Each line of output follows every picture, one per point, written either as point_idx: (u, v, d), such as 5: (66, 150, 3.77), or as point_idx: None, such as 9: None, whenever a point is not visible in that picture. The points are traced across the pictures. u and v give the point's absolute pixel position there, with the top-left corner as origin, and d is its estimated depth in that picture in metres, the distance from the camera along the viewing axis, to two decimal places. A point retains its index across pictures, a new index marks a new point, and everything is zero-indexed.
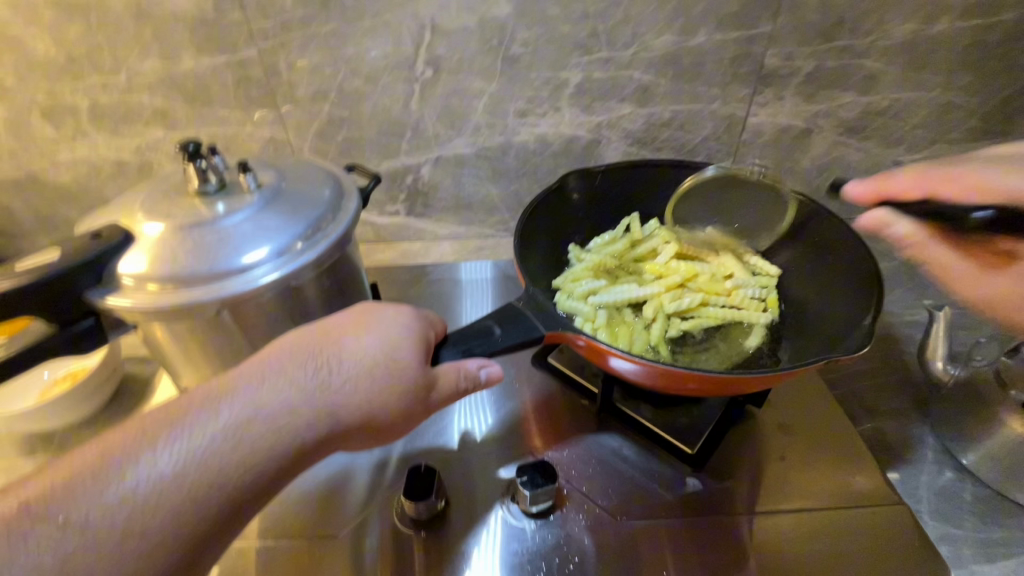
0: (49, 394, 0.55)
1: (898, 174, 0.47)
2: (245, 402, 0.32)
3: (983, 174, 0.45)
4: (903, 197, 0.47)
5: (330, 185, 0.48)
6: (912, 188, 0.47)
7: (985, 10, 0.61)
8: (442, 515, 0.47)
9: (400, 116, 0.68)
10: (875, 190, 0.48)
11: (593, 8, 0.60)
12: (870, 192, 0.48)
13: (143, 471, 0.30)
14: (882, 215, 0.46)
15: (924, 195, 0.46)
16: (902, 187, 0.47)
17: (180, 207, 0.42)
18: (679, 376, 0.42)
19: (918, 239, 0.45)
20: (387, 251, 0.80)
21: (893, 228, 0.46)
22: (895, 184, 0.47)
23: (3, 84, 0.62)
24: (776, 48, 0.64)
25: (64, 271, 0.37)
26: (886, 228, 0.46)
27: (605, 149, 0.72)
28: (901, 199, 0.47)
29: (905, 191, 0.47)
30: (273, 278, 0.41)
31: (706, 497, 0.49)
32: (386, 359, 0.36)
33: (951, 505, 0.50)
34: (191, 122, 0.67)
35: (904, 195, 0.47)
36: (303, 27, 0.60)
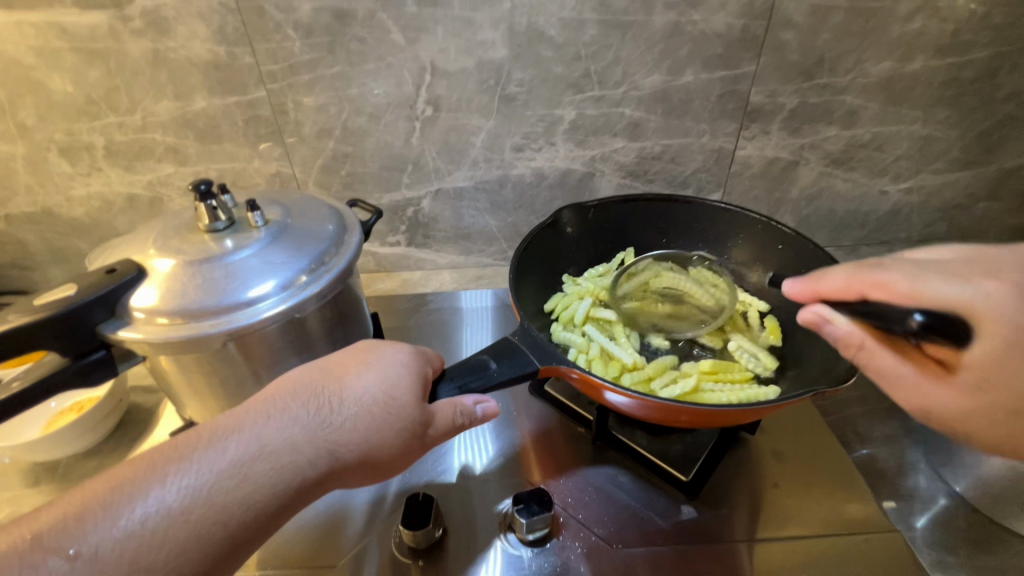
0: (55, 424, 0.56)
1: (836, 271, 0.42)
2: (252, 439, 0.34)
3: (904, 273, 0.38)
4: (834, 294, 0.41)
5: (333, 220, 0.50)
6: (846, 289, 0.41)
7: (957, 49, 0.64)
8: (440, 544, 0.47)
9: (401, 151, 0.71)
10: (812, 288, 0.43)
11: (585, 51, 0.63)
12: (807, 290, 0.43)
13: (150, 505, 0.30)
14: (822, 314, 0.41)
15: (857, 296, 0.40)
16: (836, 286, 0.41)
17: (190, 243, 0.44)
18: (671, 409, 0.43)
19: (851, 342, 0.39)
20: (388, 281, 0.82)
21: (833, 326, 0.40)
22: (832, 281, 0.41)
23: (23, 125, 0.65)
24: (760, 86, 0.67)
25: (79, 305, 0.39)
26: (828, 330, 0.40)
27: (600, 181, 0.75)
28: (839, 298, 0.41)
29: (840, 290, 0.41)
30: (278, 311, 0.43)
31: (702, 525, 0.49)
32: (385, 397, 0.37)
33: (945, 532, 0.50)
34: (202, 158, 0.70)
35: (836, 298, 0.41)
36: (310, 69, 0.63)
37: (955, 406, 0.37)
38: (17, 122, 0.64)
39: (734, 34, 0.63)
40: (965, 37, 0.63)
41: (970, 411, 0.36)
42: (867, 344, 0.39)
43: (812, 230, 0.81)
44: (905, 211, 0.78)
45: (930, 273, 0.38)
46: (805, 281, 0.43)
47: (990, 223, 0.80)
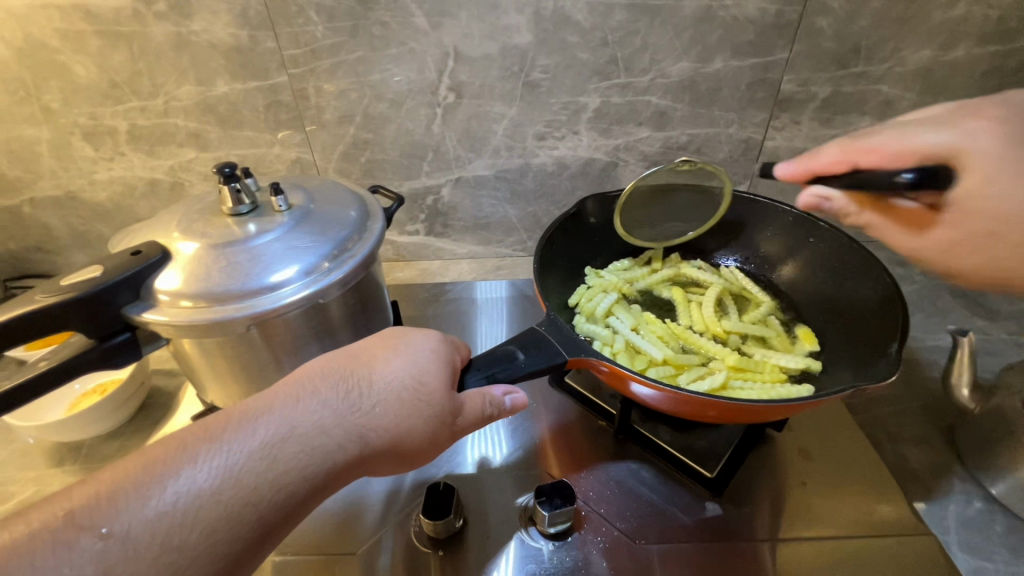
0: (79, 405, 0.57)
1: (829, 146, 0.46)
2: (282, 421, 0.33)
3: (905, 133, 0.41)
4: (826, 172, 0.46)
5: (356, 206, 0.50)
6: (840, 159, 0.45)
7: (1002, 36, 0.61)
8: (460, 535, 0.47)
9: (422, 138, 0.70)
10: (806, 166, 0.47)
11: (612, 36, 0.62)
12: (798, 169, 0.48)
13: (181, 485, 0.30)
14: (817, 195, 0.47)
15: (850, 166, 0.44)
16: (830, 159, 0.45)
17: (214, 227, 0.44)
18: (702, 403, 0.42)
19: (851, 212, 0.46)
20: (406, 270, 0.82)
21: (830, 201, 0.47)
22: (823, 158, 0.46)
23: (49, 108, 0.65)
24: (792, 74, 0.65)
25: (105, 286, 0.39)
26: (825, 204, 0.48)
27: (623, 171, 0.74)
28: (831, 172, 0.46)
29: (833, 163, 0.45)
30: (301, 297, 0.42)
31: (726, 523, 0.48)
32: (415, 383, 0.37)
33: (980, 536, 0.48)
34: (223, 143, 0.69)
35: (824, 169, 0.46)
36: (333, 53, 0.63)
37: (943, 244, 0.41)
38: (43, 105, 0.65)
39: (767, 20, 0.61)
40: (1011, 24, 0.60)
41: (954, 245, 0.41)
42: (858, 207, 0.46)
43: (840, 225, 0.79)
44: None
45: (919, 126, 0.41)
46: (798, 161, 0.48)
47: None
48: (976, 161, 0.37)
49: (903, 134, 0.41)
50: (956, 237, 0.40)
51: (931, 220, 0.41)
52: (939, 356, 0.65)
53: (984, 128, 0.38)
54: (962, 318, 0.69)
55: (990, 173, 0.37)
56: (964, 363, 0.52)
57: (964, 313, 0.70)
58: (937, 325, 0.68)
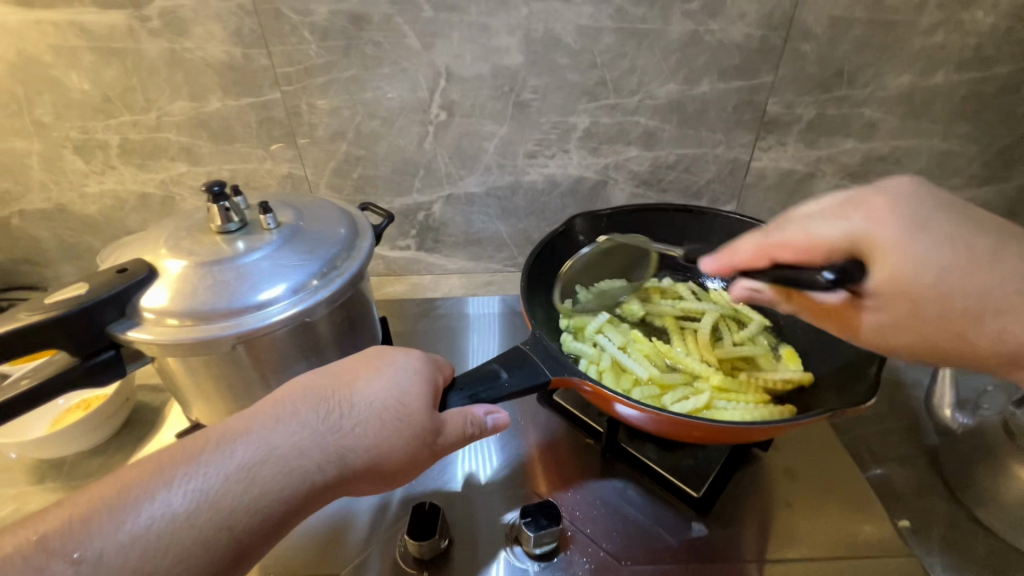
0: (62, 421, 0.56)
1: (744, 240, 0.43)
2: (260, 443, 0.33)
3: (816, 225, 0.39)
4: (745, 265, 0.42)
5: (345, 224, 0.50)
6: (755, 257, 0.42)
7: (979, 63, 0.63)
8: (445, 555, 0.47)
9: (413, 155, 0.70)
10: (726, 262, 0.43)
11: (600, 59, 0.63)
12: (718, 264, 0.44)
13: (156, 509, 0.30)
14: (745, 288, 0.43)
15: (767, 263, 0.41)
16: (746, 255, 0.42)
17: (203, 245, 0.44)
18: (684, 424, 0.42)
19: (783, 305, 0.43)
20: (397, 285, 0.82)
21: (760, 296, 0.43)
22: (741, 253, 0.43)
23: (40, 122, 0.65)
24: (777, 97, 0.66)
25: (89, 304, 0.39)
26: (755, 297, 0.43)
27: (612, 190, 0.75)
28: (752, 267, 0.42)
29: (750, 261, 0.42)
30: (288, 315, 0.42)
31: (712, 543, 0.48)
32: (396, 404, 0.37)
33: (964, 556, 0.49)
34: (215, 159, 0.70)
35: (747, 266, 0.42)
36: (325, 72, 0.63)
37: (883, 325, 0.39)
38: (34, 118, 0.65)
39: (752, 45, 0.62)
40: (988, 52, 0.62)
41: (885, 328, 0.39)
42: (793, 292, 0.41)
43: None
44: None
45: (817, 215, 0.40)
46: (719, 256, 0.44)
47: None
48: (886, 248, 0.37)
49: (807, 225, 0.40)
50: (904, 315, 0.37)
51: (856, 310, 0.39)
52: (923, 376, 0.65)
53: (880, 211, 0.38)
54: None
55: (901, 265, 0.36)
56: (946, 386, 0.54)
57: None
58: None
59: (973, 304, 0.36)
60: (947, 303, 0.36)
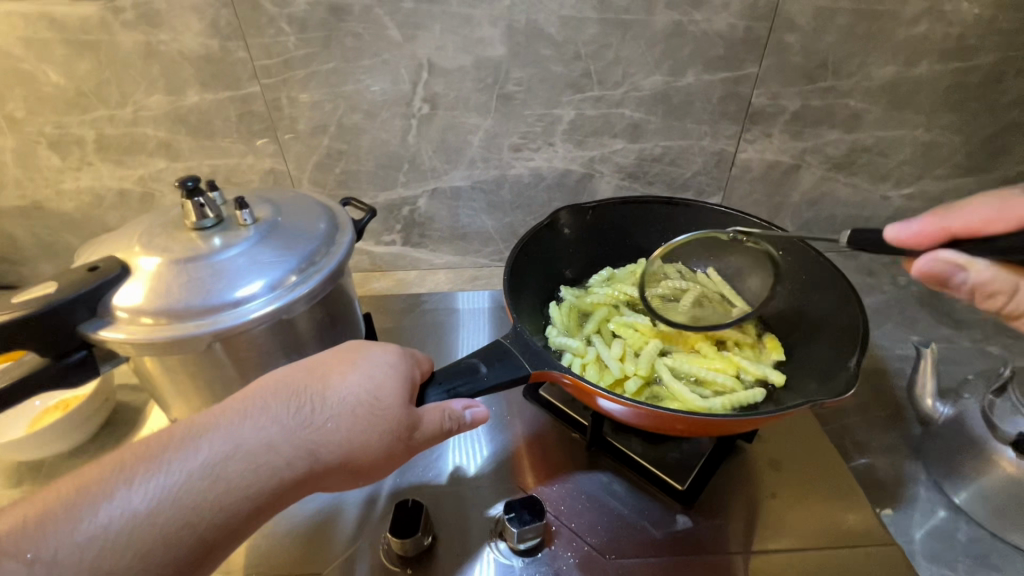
0: (39, 423, 0.55)
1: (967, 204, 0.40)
2: (227, 439, 0.32)
3: None
4: (970, 232, 0.39)
5: (324, 219, 0.49)
6: (994, 218, 0.38)
7: (962, 53, 0.63)
8: (429, 551, 0.46)
9: (397, 149, 0.70)
10: (937, 225, 0.40)
11: (584, 50, 0.62)
12: (922, 233, 0.40)
13: (116, 507, 0.29)
14: (950, 263, 0.39)
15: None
16: (986, 215, 0.38)
17: (177, 242, 0.43)
18: (667, 418, 0.42)
19: (1002, 289, 0.39)
20: (383, 280, 0.81)
21: (967, 273, 0.39)
22: (966, 215, 0.39)
23: (13, 117, 0.64)
24: (762, 88, 0.66)
25: (58, 304, 0.38)
26: (958, 276, 0.39)
27: (598, 183, 0.74)
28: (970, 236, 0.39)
29: (989, 220, 0.38)
30: (265, 312, 0.42)
31: (695, 535, 0.48)
32: (370, 399, 0.36)
33: (945, 546, 0.49)
34: (194, 154, 0.68)
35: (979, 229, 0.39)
36: (305, 64, 0.62)
37: None
38: (6, 114, 0.63)
39: (736, 36, 0.62)
40: (970, 42, 0.62)
41: None
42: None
43: (812, 235, 0.80)
44: (908, 216, 0.77)
45: None
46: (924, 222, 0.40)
47: None
48: None
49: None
50: None
51: None
52: (907, 365, 0.66)
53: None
54: (930, 327, 0.70)
55: None
56: (927, 372, 0.55)
57: (932, 322, 0.71)
58: (906, 335, 0.70)
59: None
60: None
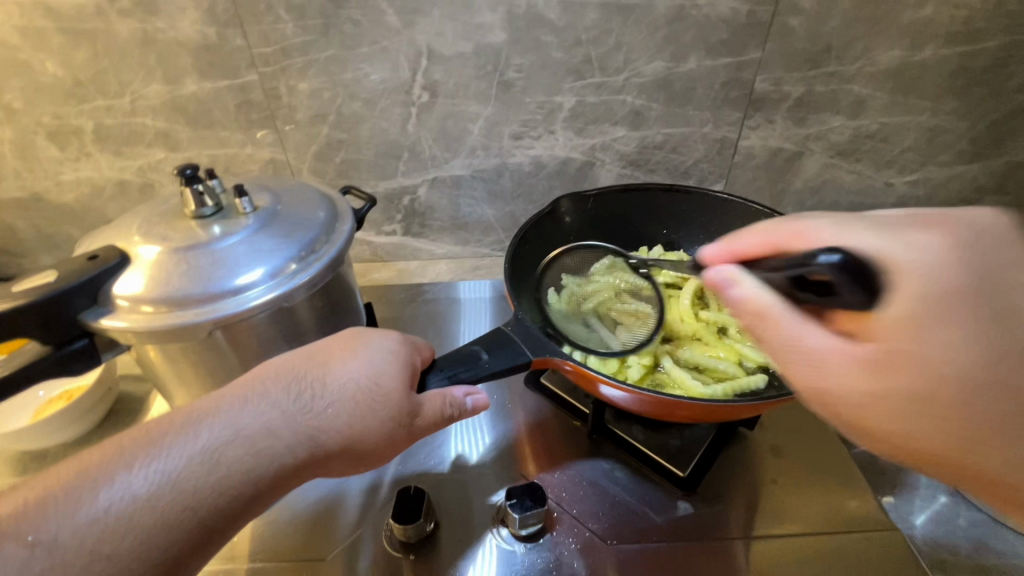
0: (43, 412, 0.55)
1: (753, 229, 0.40)
2: (227, 424, 0.33)
3: (821, 228, 0.37)
4: (751, 252, 0.39)
5: (324, 207, 0.49)
6: (764, 241, 0.39)
7: (968, 37, 0.62)
8: (432, 537, 0.46)
9: (397, 138, 0.69)
10: (728, 248, 0.41)
11: (585, 36, 0.62)
12: (720, 253, 0.41)
13: (115, 491, 0.29)
14: (726, 276, 0.38)
15: (771, 251, 0.38)
16: (754, 242, 0.40)
17: (177, 230, 0.43)
18: (669, 404, 0.42)
19: (756, 312, 0.36)
20: (384, 270, 0.81)
21: (737, 289, 0.37)
22: (744, 241, 0.40)
23: (11, 108, 0.63)
24: (765, 74, 0.65)
25: (57, 293, 0.38)
26: (731, 293, 0.37)
27: (600, 171, 0.74)
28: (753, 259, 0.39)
29: (758, 247, 0.39)
30: (265, 300, 0.41)
31: (696, 521, 0.48)
32: (370, 384, 0.36)
33: (946, 530, 0.49)
34: (193, 144, 0.68)
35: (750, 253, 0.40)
36: (304, 52, 0.62)
37: (853, 386, 0.32)
38: (4, 104, 0.63)
39: (739, 20, 0.61)
40: (976, 25, 0.61)
41: (874, 394, 0.31)
42: (771, 311, 0.35)
43: None
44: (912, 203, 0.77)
45: (858, 223, 0.34)
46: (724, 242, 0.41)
47: None
48: (914, 278, 0.30)
49: (850, 230, 0.34)
50: (877, 386, 0.31)
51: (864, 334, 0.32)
52: None
53: (941, 239, 0.32)
54: None
55: (936, 299, 0.29)
56: None
57: None
58: None
59: (955, 390, 0.29)
60: (931, 389, 0.30)
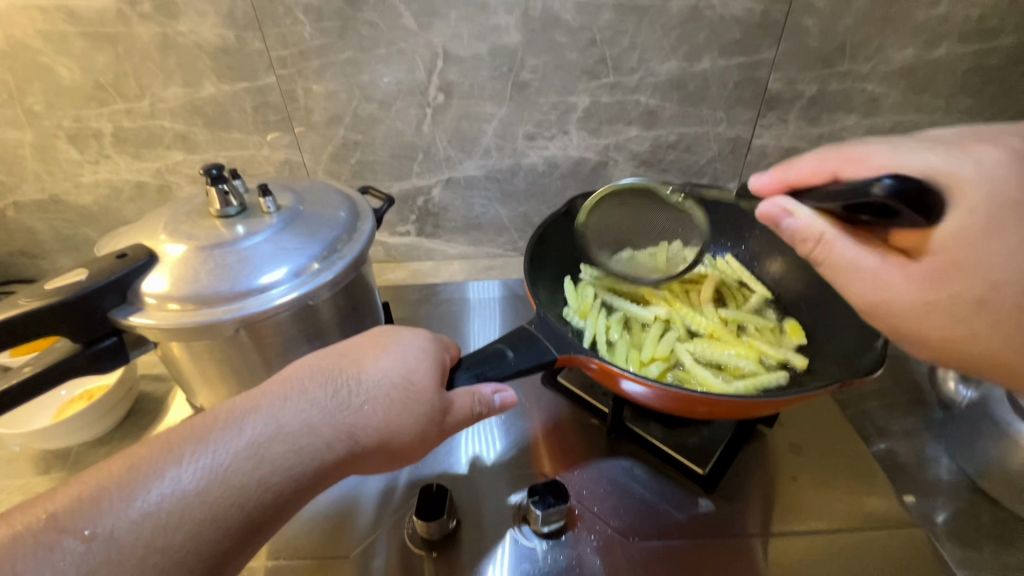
0: (65, 411, 0.56)
1: (806, 157, 0.45)
2: (269, 420, 0.33)
3: (884, 155, 0.41)
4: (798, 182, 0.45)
5: (345, 207, 0.49)
6: (819, 169, 0.44)
7: (982, 35, 0.62)
8: (454, 534, 0.47)
9: (412, 139, 0.70)
10: (781, 178, 0.46)
11: (600, 36, 0.62)
12: (775, 182, 0.46)
13: (165, 486, 0.29)
14: (785, 207, 0.43)
15: (828, 176, 0.43)
16: (806, 171, 0.44)
17: (202, 229, 0.43)
18: (693, 400, 0.42)
19: (811, 234, 0.41)
20: (398, 271, 0.82)
21: (793, 218, 0.42)
22: (800, 168, 0.45)
23: (32, 111, 0.64)
24: (779, 73, 0.66)
25: (89, 291, 0.39)
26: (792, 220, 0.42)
27: (613, 171, 0.74)
28: (804, 185, 0.44)
29: (811, 173, 0.44)
30: (290, 299, 0.42)
31: (718, 518, 0.48)
32: (404, 382, 0.36)
33: (970, 527, 0.49)
34: (211, 146, 0.69)
35: (802, 181, 0.44)
36: (321, 54, 0.62)
37: (912, 296, 0.38)
38: (25, 108, 0.64)
39: (753, 19, 0.61)
40: (991, 22, 0.61)
41: (926, 302, 0.37)
42: (827, 234, 0.41)
43: None
44: None
45: (903, 150, 0.41)
46: (776, 171, 0.46)
47: None
48: (972, 198, 0.37)
49: (896, 156, 0.41)
50: (933, 293, 0.37)
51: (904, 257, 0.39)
52: None
53: (981, 163, 0.38)
54: None
55: (988, 213, 0.36)
56: None
57: None
58: None
59: (998, 292, 0.35)
60: (987, 288, 0.36)
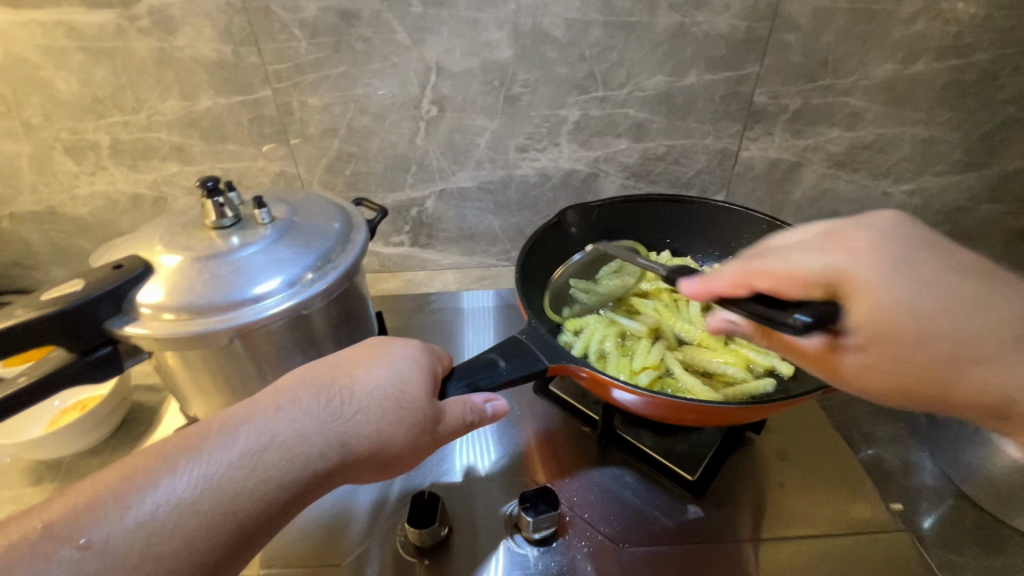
0: (58, 421, 0.56)
1: (725, 265, 0.38)
2: (263, 430, 0.33)
3: (796, 255, 0.36)
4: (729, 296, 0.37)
5: (339, 218, 0.50)
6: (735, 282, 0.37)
7: (959, 51, 0.64)
8: (446, 542, 0.47)
9: (406, 151, 0.71)
10: (706, 286, 0.39)
11: (589, 51, 0.64)
12: (697, 292, 0.40)
13: (160, 495, 0.30)
14: (725, 324, 0.42)
15: (746, 291, 0.37)
16: (728, 279, 0.38)
17: (198, 240, 0.44)
18: (680, 407, 0.43)
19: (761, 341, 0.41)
20: (392, 281, 0.82)
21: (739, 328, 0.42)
22: (718, 279, 0.38)
23: (29, 124, 0.65)
24: (763, 88, 0.67)
25: (85, 301, 0.39)
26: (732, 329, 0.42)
27: (603, 182, 0.75)
28: (731, 300, 0.38)
29: (730, 287, 0.37)
30: (284, 308, 0.43)
31: (707, 524, 0.49)
32: (396, 391, 0.37)
33: (954, 532, 0.50)
34: (207, 158, 0.70)
35: (725, 293, 0.38)
36: (316, 68, 0.64)
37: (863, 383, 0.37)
38: (23, 120, 0.64)
39: (737, 36, 0.63)
40: (966, 39, 0.63)
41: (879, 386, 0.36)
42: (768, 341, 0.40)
43: None
44: (909, 212, 0.78)
45: (796, 250, 0.37)
46: (699, 280, 0.39)
47: (994, 225, 0.79)
48: (869, 291, 0.34)
49: (790, 255, 0.37)
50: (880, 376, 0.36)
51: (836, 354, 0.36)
52: None
53: (861, 252, 0.35)
54: None
55: (889, 304, 0.34)
56: None
57: None
58: None
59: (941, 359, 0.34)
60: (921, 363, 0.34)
